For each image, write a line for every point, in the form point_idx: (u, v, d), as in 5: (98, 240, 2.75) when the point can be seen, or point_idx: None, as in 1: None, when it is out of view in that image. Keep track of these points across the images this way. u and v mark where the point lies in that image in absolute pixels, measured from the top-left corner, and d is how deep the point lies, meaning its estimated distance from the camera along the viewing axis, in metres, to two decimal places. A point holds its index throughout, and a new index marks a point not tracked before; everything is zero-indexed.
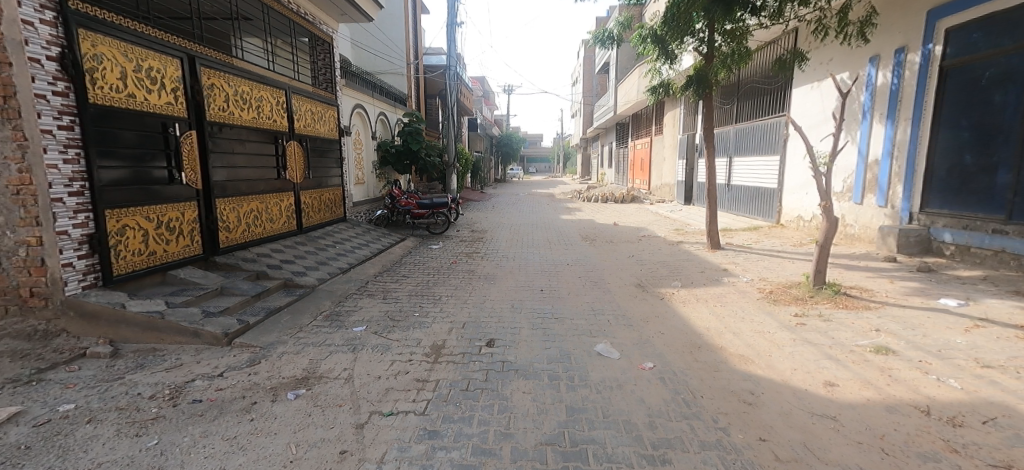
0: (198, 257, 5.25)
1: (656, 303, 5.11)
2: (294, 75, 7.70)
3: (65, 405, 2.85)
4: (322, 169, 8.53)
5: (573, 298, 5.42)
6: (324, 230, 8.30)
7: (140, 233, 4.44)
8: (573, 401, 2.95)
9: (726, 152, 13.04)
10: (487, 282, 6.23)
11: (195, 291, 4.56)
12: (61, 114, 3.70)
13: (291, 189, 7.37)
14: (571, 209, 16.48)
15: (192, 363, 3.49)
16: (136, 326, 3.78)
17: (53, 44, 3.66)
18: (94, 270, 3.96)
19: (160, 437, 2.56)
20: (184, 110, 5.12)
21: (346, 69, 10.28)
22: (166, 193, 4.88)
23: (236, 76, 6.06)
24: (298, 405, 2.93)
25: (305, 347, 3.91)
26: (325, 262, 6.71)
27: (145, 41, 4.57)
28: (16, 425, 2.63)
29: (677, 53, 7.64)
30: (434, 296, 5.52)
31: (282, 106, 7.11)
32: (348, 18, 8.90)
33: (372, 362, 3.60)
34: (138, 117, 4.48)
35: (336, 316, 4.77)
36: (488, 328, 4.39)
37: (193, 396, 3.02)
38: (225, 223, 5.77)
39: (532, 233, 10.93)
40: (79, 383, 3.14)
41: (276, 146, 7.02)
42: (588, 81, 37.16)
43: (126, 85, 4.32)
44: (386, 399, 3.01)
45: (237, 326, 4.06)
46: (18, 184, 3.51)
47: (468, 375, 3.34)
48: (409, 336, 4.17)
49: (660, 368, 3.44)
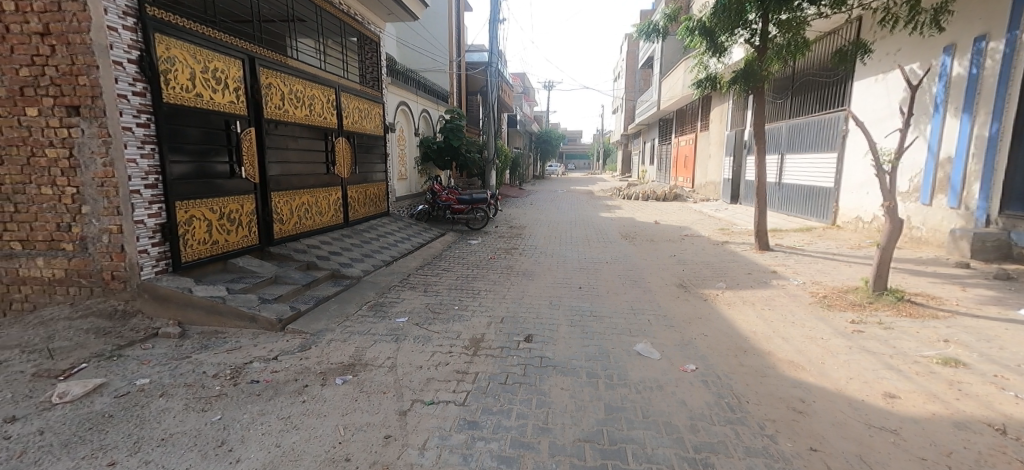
0: (255, 247, 5.59)
1: (700, 304, 4.96)
2: (343, 74, 7.99)
3: (141, 380, 3.11)
4: (368, 164, 8.81)
5: (612, 296, 5.35)
6: (368, 224, 8.58)
7: (204, 223, 4.77)
8: (612, 400, 2.93)
9: (778, 148, 12.44)
10: (525, 278, 6.28)
11: (252, 279, 4.85)
12: (139, 112, 4.01)
13: (339, 184, 7.67)
14: (610, 207, 16.24)
15: (250, 346, 3.73)
16: (201, 309, 4.07)
17: (134, 48, 3.97)
18: (165, 257, 4.29)
19: (222, 412, 2.75)
20: (244, 107, 5.43)
21: (390, 67, 10.57)
22: (228, 187, 5.19)
23: (291, 75, 6.35)
24: (346, 390, 3.07)
25: (351, 335, 4.09)
26: (369, 254, 6.96)
27: (211, 44, 4.87)
28: (101, 395, 2.90)
29: (727, 45, 7.32)
30: (473, 291, 5.60)
31: (331, 104, 7.40)
32: (395, 17, 9.14)
33: (413, 352, 3.71)
34: (204, 115, 4.79)
35: (380, 306, 4.96)
36: (526, 323, 4.42)
37: (251, 377, 3.23)
38: (279, 215, 6.09)
39: (570, 230, 10.90)
40: (153, 360, 3.43)
41: (326, 142, 7.33)
42: (631, 76, 36.56)
43: (194, 85, 4.64)
44: (428, 388, 3.10)
45: (290, 313, 4.29)
46: (103, 178, 3.86)
47: (507, 369, 3.39)
48: (449, 328, 4.27)
49: (702, 370, 3.35)
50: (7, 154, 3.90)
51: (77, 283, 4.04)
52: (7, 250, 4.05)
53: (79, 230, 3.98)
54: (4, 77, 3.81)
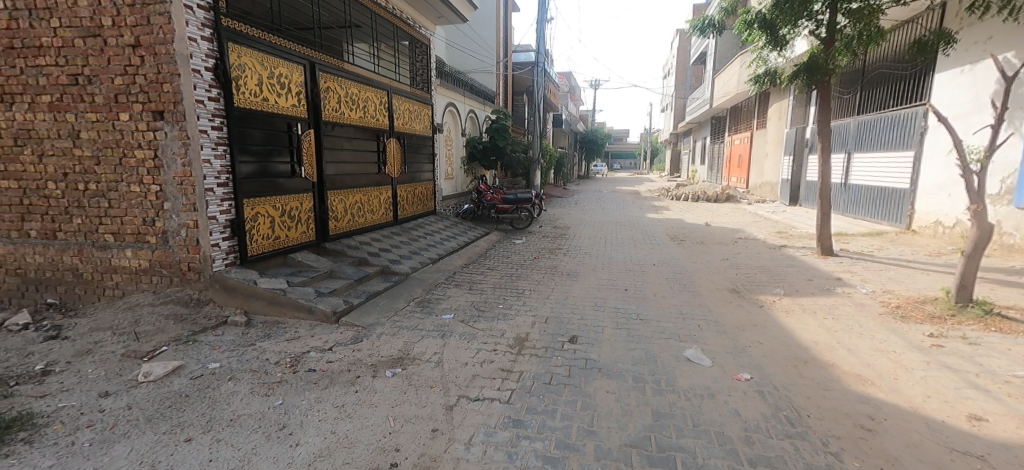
0: (312, 243, 5.89)
1: (755, 311, 4.72)
2: (395, 77, 8.25)
3: (213, 363, 3.36)
4: (416, 164, 9.05)
5: (659, 299, 5.21)
6: (416, 222, 8.82)
7: (268, 219, 5.08)
8: (660, 406, 2.86)
9: (844, 146, 11.63)
10: (569, 278, 6.23)
11: (309, 273, 5.11)
12: (214, 116, 4.33)
13: (389, 184, 7.93)
14: (658, 208, 15.79)
15: (308, 337, 3.93)
16: (264, 300, 4.34)
17: (210, 57, 4.29)
18: (234, 251, 4.61)
19: (284, 398, 2.92)
20: (305, 110, 5.74)
21: (440, 69, 10.82)
22: (289, 186, 5.50)
23: (347, 79, 6.63)
24: (395, 383, 3.18)
25: (400, 329, 4.22)
26: (417, 252, 7.15)
27: (276, 51, 5.18)
28: (179, 376, 3.16)
29: (788, 38, 6.93)
30: (518, 290, 5.62)
31: (384, 106, 7.66)
32: (445, 20, 9.33)
33: (459, 348, 3.78)
34: (269, 118, 5.10)
35: (427, 302, 5.09)
36: (570, 324, 4.39)
37: (309, 366, 3.40)
38: (334, 213, 6.38)
39: (615, 230, 10.71)
40: (223, 346, 3.69)
41: (378, 143, 7.60)
42: (682, 73, 35.47)
43: (261, 90, 4.95)
44: (473, 385, 3.14)
45: (343, 306, 4.49)
46: (182, 177, 4.21)
47: (552, 370, 3.38)
48: (494, 327, 4.31)
49: (758, 380, 3.20)
50: (102, 154, 4.28)
51: (159, 273, 4.41)
52: (100, 242, 4.44)
53: (161, 225, 4.34)
54: (99, 84, 4.16)
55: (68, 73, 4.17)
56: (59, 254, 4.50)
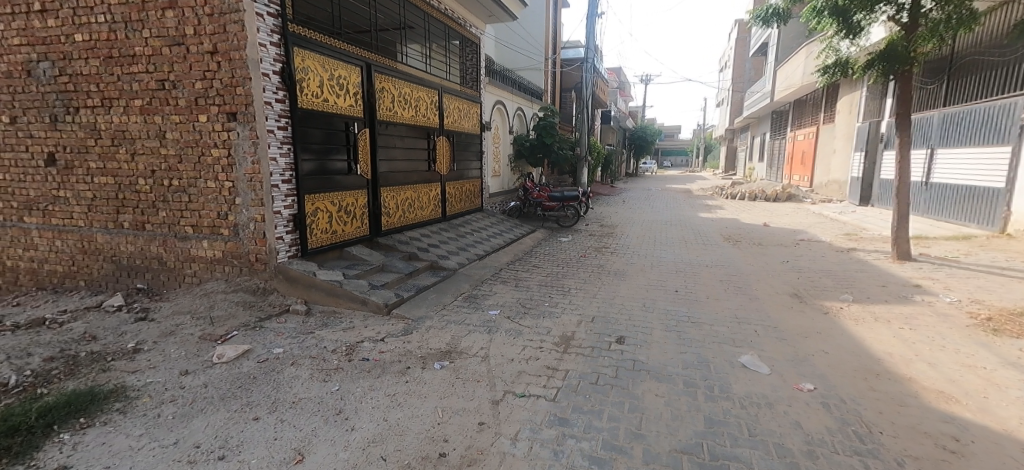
0: (366, 237, 6.13)
1: (819, 317, 4.43)
2: (446, 76, 8.42)
3: (277, 349, 3.59)
4: (465, 161, 9.20)
5: (712, 302, 5.01)
6: (464, 219, 8.97)
7: (327, 214, 5.35)
8: (713, 412, 2.75)
9: (926, 141, 10.65)
10: (617, 278, 6.12)
11: (363, 267, 5.34)
12: (280, 117, 4.61)
13: (438, 181, 8.11)
14: (711, 207, 15.16)
15: (361, 327, 4.11)
16: (322, 290, 4.58)
17: (278, 61, 4.56)
18: (296, 244, 4.89)
19: (340, 384, 3.07)
20: (362, 110, 5.98)
21: (489, 68, 10.92)
22: (346, 182, 5.76)
23: (401, 79, 6.84)
24: (443, 375, 3.25)
25: (447, 323, 4.32)
26: (464, 248, 7.27)
27: (337, 53, 5.43)
28: (248, 359, 3.40)
29: (863, 25, 6.42)
30: (564, 288, 5.59)
31: (434, 105, 7.84)
32: (495, 19, 9.40)
33: (505, 344, 3.81)
34: (329, 118, 5.36)
35: (474, 298, 5.17)
36: (617, 324, 4.31)
37: (363, 355, 3.55)
38: (387, 209, 6.61)
39: (666, 230, 10.40)
40: (286, 333, 3.93)
41: (429, 140, 7.79)
42: (740, 65, 33.82)
43: (322, 91, 5.21)
44: (519, 381, 3.16)
45: (395, 298, 4.65)
46: (252, 174, 4.51)
47: (598, 370, 3.34)
48: (540, 324, 4.31)
49: (822, 391, 3.00)
50: (184, 153, 4.66)
51: (231, 262, 4.76)
52: (181, 233, 4.85)
53: (233, 218, 4.67)
54: (183, 89, 4.52)
55: (156, 78, 4.55)
56: (146, 244, 4.95)
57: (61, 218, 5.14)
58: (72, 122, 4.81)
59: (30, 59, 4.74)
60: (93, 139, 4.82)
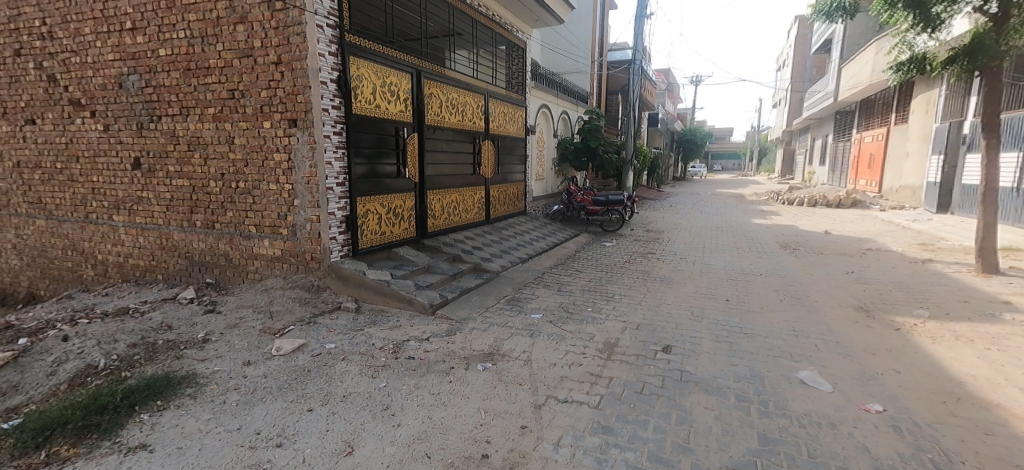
0: (413, 239, 6.30)
1: (887, 334, 4.11)
2: (492, 81, 8.53)
3: (329, 344, 3.75)
4: (509, 165, 9.27)
5: (766, 313, 4.76)
6: (507, 222, 9.03)
7: (376, 216, 5.54)
8: (767, 430, 2.61)
9: (1018, 143, 9.64)
10: (663, 284, 5.95)
11: (410, 267, 5.49)
12: (336, 123, 4.83)
13: (482, 184, 8.22)
14: (766, 213, 14.44)
15: (408, 326, 4.22)
16: (371, 289, 4.75)
17: (335, 70, 4.80)
18: (347, 244, 5.10)
19: (387, 381, 3.16)
20: (411, 116, 6.17)
21: (535, 72, 10.96)
22: (395, 185, 5.95)
23: (448, 84, 6.99)
24: (486, 377, 3.28)
25: (490, 325, 4.36)
26: (507, 251, 7.32)
27: (389, 61, 5.64)
28: (303, 353, 3.58)
29: (944, 18, 5.92)
30: (608, 294, 5.50)
31: (480, 109, 7.96)
32: (542, 23, 9.43)
33: (548, 349, 3.80)
34: (380, 123, 5.57)
35: (516, 301, 5.19)
36: (664, 332, 4.19)
37: (409, 353, 3.65)
38: (433, 211, 6.77)
39: (716, 236, 10.00)
40: (337, 329, 4.10)
41: (474, 144, 7.91)
42: (800, 64, 32.10)
43: (374, 98, 5.42)
44: (562, 386, 3.14)
45: (439, 299, 4.75)
46: (309, 177, 4.76)
47: (643, 378, 3.25)
48: (583, 329, 4.26)
49: (891, 413, 2.78)
50: (250, 157, 4.98)
51: (288, 261, 5.03)
52: (245, 232, 5.18)
53: (291, 219, 4.94)
54: (250, 97, 4.84)
55: (227, 88, 4.90)
56: (215, 242, 5.33)
57: (143, 217, 5.62)
58: (155, 129, 5.26)
59: (121, 72, 5.23)
60: (173, 145, 5.25)
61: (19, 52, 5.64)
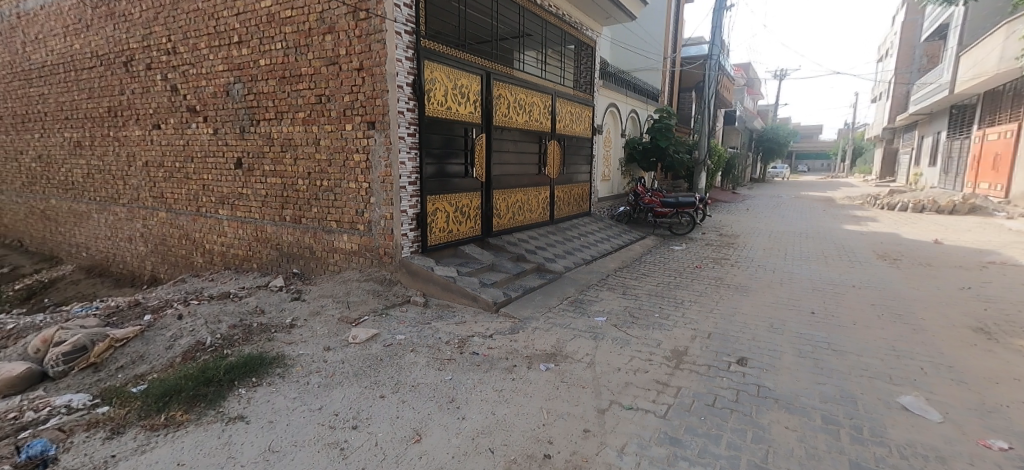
0: (478, 237, 6.44)
1: (1012, 360, 3.56)
2: (560, 80, 8.50)
3: (399, 335, 3.94)
4: (575, 165, 9.18)
5: (858, 328, 4.32)
6: (571, 223, 8.95)
7: (444, 214, 5.73)
8: (860, 458, 2.37)
9: None
10: (738, 292, 5.59)
11: (475, 265, 5.61)
12: (410, 125, 5.06)
13: (548, 184, 8.21)
14: (860, 218, 13.08)
15: (472, 322, 4.32)
16: (438, 285, 4.91)
17: (410, 74, 5.02)
18: (417, 240, 5.32)
19: (453, 374, 3.26)
20: (480, 117, 6.31)
21: (604, 70, 10.75)
22: (463, 185, 6.12)
23: (517, 85, 7.06)
24: (549, 377, 3.28)
25: (553, 326, 4.34)
26: (571, 252, 7.26)
27: (461, 64, 5.80)
28: (376, 343, 3.78)
29: None
30: (676, 299, 5.27)
31: (547, 109, 7.95)
32: (614, 20, 9.24)
33: (612, 353, 3.71)
34: (450, 125, 5.75)
35: (580, 303, 5.13)
36: (738, 343, 3.94)
37: (473, 349, 3.74)
38: (498, 210, 6.87)
39: (800, 243, 9.22)
40: (407, 321, 4.30)
41: (540, 145, 7.92)
42: (907, 53, 28.74)
43: (446, 100, 5.60)
44: (626, 392, 3.06)
45: (503, 297, 4.82)
46: (384, 176, 5.03)
47: (716, 391, 3.08)
48: (649, 335, 4.11)
49: (1017, 452, 2.41)
50: (333, 158, 5.35)
51: (364, 255, 5.34)
52: (328, 227, 5.57)
53: (368, 216, 5.25)
54: (335, 102, 5.19)
55: (316, 94, 5.29)
56: (301, 235, 5.79)
57: (243, 212, 6.23)
58: (255, 132, 5.82)
59: (228, 82, 5.84)
60: (268, 147, 5.77)
61: (149, 66, 6.47)
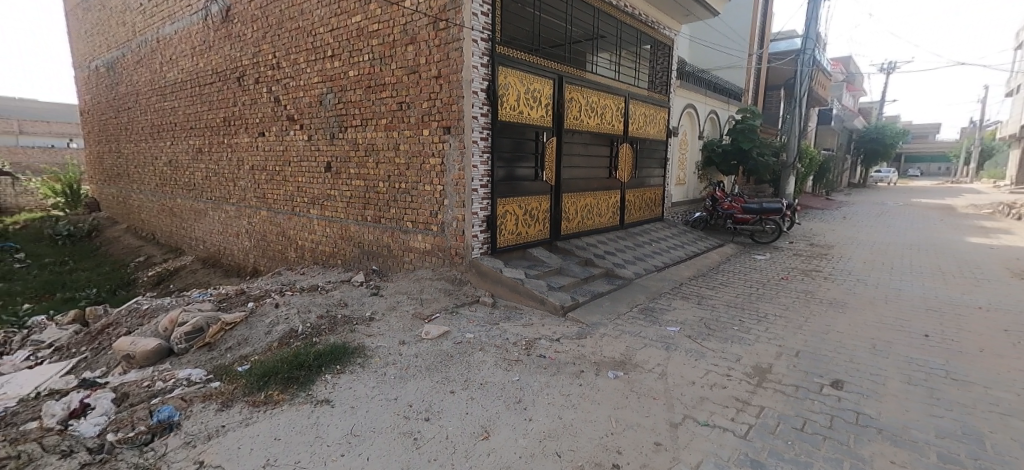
0: (546, 240, 6.46)
1: None
2: (635, 82, 8.28)
3: (468, 334, 4.06)
4: (648, 168, 8.90)
5: (982, 357, 3.76)
6: (643, 228, 8.68)
7: (514, 217, 5.82)
8: None
9: None
10: (831, 308, 5.10)
11: (543, 268, 5.63)
12: (483, 129, 5.20)
13: (618, 188, 8.04)
14: (987, 230, 11.37)
15: (539, 325, 4.34)
16: (506, 286, 4.99)
17: (485, 80, 5.16)
18: (487, 242, 5.44)
19: (520, 375, 3.30)
20: (551, 120, 6.33)
21: (682, 70, 10.30)
22: (532, 188, 6.17)
23: (590, 88, 6.99)
24: (618, 385, 3.21)
25: (622, 333, 4.24)
26: (642, 258, 7.03)
27: (534, 69, 5.86)
28: (447, 339, 3.92)
29: None
30: (758, 312, 4.92)
31: (620, 112, 7.79)
32: (694, 17, 8.84)
33: (686, 365, 3.55)
34: (521, 129, 5.83)
35: (651, 311, 4.95)
36: (830, 364, 3.59)
37: (540, 351, 3.75)
38: (567, 214, 6.84)
39: (909, 256, 8.20)
40: (476, 321, 4.41)
41: (612, 148, 7.78)
42: None
43: (518, 104, 5.69)
44: (702, 407, 2.91)
45: (571, 301, 4.79)
46: (457, 179, 5.21)
47: (804, 414, 2.84)
48: (727, 349, 3.87)
49: None
50: (411, 161, 5.63)
51: (437, 254, 5.57)
52: (404, 227, 5.87)
53: (441, 217, 5.46)
54: (414, 108, 5.47)
55: (397, 101, 5.61)
56: (380, 235, 6.15)
57: (330, 211, 6.76)
58: (343, 138, 6.29)
59: (321, 92, 6.37)
60: (354, 152, 6.21)
61: (257, 80, 7.24)
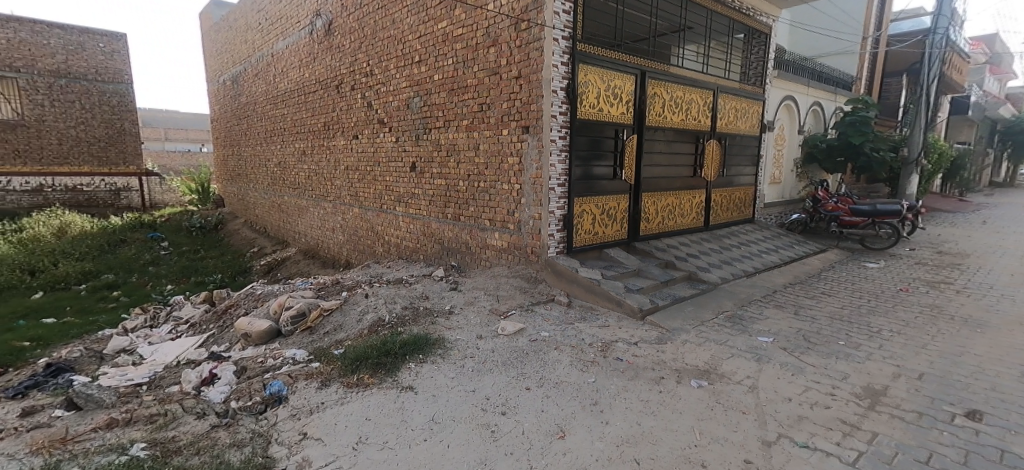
0: (624, 240, 6.28)
1: None
2: (725, 74, 7.75)
3: (544, 332, 4.07)
4: (738, 166, 8.30)
5: None
6: (731, 230, 8.12)
7: (591, 216, 5.73)
8: None
9: None
10: (964, 327, 4.40)
11: (621, 269, 5.48)
12: (562, 128, 5.18)
13: (704, 187, 7.59)
14: None
15: (616, 327, 4.23)
16: (582, 286, 4.94)
17: (565, 78, 5.13)
18: (563, 241, 5.42)
19: (596, 377, 3.24)
20: (633, 117, 6.13)
21: (780, 59, 9.46)
22: (611, 187, 6.03)
23: (675, 82, 6.67)
24: (702, 395, 3.03)
25: (706, 341, 4.00)
26: (730, 262, 6.58)
27: (615, 65, 5.72)
28: (523, 337, 3.96)
29: None
30: (868, 327, 4.39)
31: (708, 107, 7.34)
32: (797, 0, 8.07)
33: (781, 380, 3.26)
34: (601, 126, 5.72)
35: (739, 319, 4.62)
36: (963, 391, 3.10)
37: (617, 354, 3.66)
38: (647, 214, 6.59)
39: None
40: (552, 319, 4.41)
41: (698, 145, 7.36)
42: None
43: (598, 102, 5.59)
44: (800, 427, 2.66)
45: (650, 305, 4.62)
46: (535, 178, 5.24)
47: (928, 446, 2.48)
48: (831, 366, 3.50)
49: None
50: (490, 161, 5.76)
51: (513, 252, 5.64)
52: (482, 225, 6.02)
53: (518, 216, 5.53)
54: (494, 109, 5.59)
55: (478, 102, 5.76)
56: (460, 232, 6.37)
57: (414, 209, 7.12)
58: (427, 139, 6.60)
59: (409, 96, 6.74)
60: (437, 152, 6.48)
61: (352, 87, 7.84)
